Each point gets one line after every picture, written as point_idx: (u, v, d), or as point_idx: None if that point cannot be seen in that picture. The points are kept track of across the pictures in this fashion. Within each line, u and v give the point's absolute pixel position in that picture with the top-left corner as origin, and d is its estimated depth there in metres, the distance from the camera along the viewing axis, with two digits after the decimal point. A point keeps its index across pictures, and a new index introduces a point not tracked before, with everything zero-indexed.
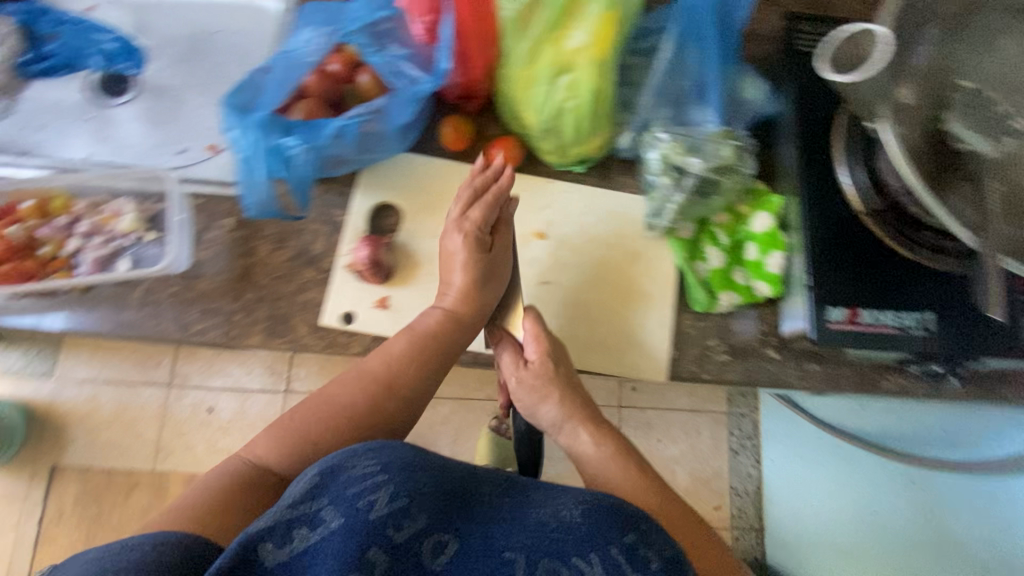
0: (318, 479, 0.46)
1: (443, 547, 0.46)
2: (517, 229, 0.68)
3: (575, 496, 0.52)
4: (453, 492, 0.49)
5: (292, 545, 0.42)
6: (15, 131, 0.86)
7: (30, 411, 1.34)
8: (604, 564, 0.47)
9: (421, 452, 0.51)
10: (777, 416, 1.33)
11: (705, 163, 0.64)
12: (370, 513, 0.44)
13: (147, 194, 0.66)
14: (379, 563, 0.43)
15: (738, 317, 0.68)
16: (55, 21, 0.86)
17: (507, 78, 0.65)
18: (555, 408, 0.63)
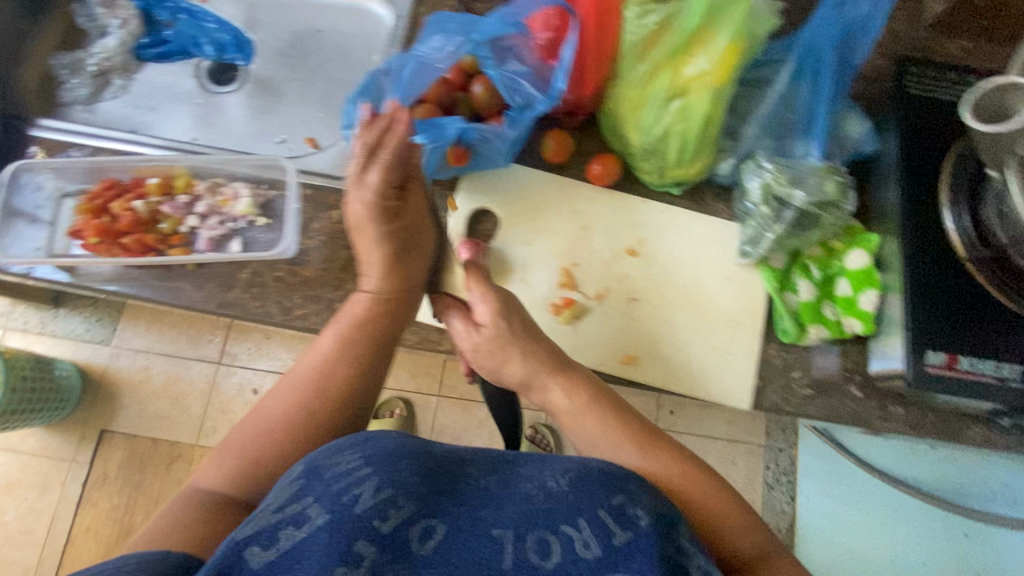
0: (299, 478, 0.45)
1: (432, 532, 0.41)
2: (611, 245, 0.69)
3: (561, 465, 0.48)
4: (438, 472, 0.46)
5: (276, 546, 0.39)
6: (128, 110, 0.90)
7: (86, 374, 1.39)
8: (593, 530, 0.42)
9: (402, 439, 0.49)
10: (814, 454, 1.31)
11: (808, 197, 0.64)
12: (355, 507, 0.41)
13: (261, 181, 0.69)
14: (367, 557, 0.39)
15: (822, 351, 0.68)
16: (174, 9, 0.91)
17: (617, 98, 0.66)
18: (519, 366, 0.61)
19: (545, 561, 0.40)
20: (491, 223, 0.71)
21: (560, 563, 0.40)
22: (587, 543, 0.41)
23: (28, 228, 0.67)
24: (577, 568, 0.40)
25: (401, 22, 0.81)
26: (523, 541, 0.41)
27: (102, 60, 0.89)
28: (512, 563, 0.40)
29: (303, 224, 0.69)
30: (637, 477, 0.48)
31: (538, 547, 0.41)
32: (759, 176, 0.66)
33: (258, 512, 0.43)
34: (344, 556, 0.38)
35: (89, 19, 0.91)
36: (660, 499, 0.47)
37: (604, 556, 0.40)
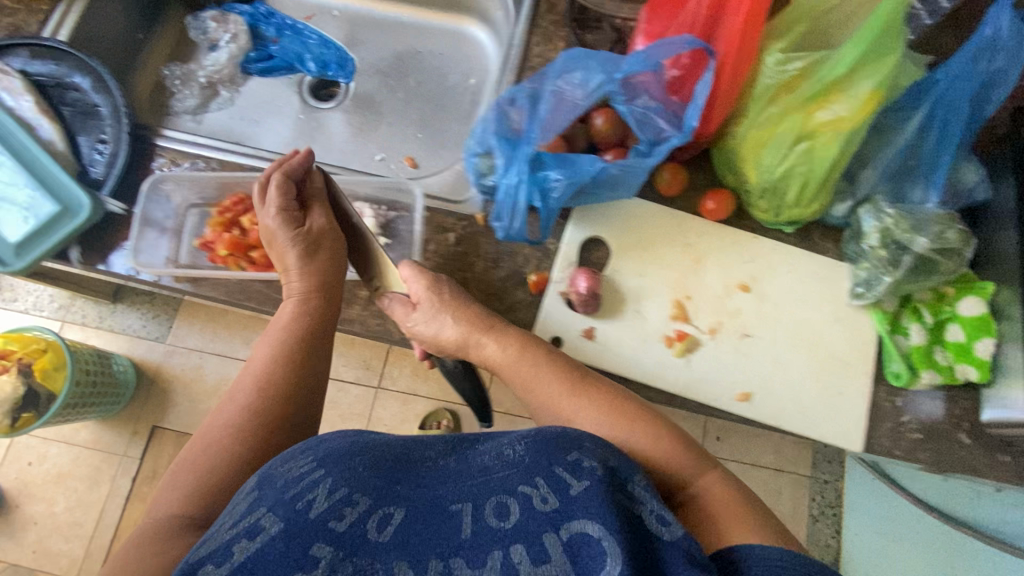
0: (253, 489, 0.44)
1: (389, 520, 0.41)
2: (722, 279, 0.70)
3: (517, 434, 0.48)
4: (397, 463, 0.46)
5: (231, 560, 0.37)
6: (232, 121, 0.92)
7: (140, 370, 1.37)
8: (551, 484, 0.42)
9: (353, 435, 0.49)
10: (862, 490, 1.32)
11: (929, 244, 0.65)
12: (310, 512, 0.40)
13: (381, 202, 0.74)
14: (325, 557, 0.37)
15: (928, 396, 0.67)
16: (279, 26, 0.96)
17: (738, 137, 0.68)
18: (453, 327, 0.62)
19: (503, 522, 0.41)
20: (602, 252, 0.71)
21: (518, 522, 0.40)
22: (544, 498, 0.41)
23: (156, 237, 0.69)
24: (539, 523, 0.40)
25: (512, 50, 0.83)
26: (481, 510, 0.42)
27: (212, 72, 0.93)
28: (471, 531, 0.40)
29: (422, 245, 0.70)
30: (591, 434, 0.47)
31: (495, 511, 0.41)
32: (878, 218, 0.67)
33: (213, 532, 0.41)
34: (301, 560, 0.37)
35: (201, 32, 0.95)
36: (614, 450, 0.46)
37: (563, 507, 0.40)
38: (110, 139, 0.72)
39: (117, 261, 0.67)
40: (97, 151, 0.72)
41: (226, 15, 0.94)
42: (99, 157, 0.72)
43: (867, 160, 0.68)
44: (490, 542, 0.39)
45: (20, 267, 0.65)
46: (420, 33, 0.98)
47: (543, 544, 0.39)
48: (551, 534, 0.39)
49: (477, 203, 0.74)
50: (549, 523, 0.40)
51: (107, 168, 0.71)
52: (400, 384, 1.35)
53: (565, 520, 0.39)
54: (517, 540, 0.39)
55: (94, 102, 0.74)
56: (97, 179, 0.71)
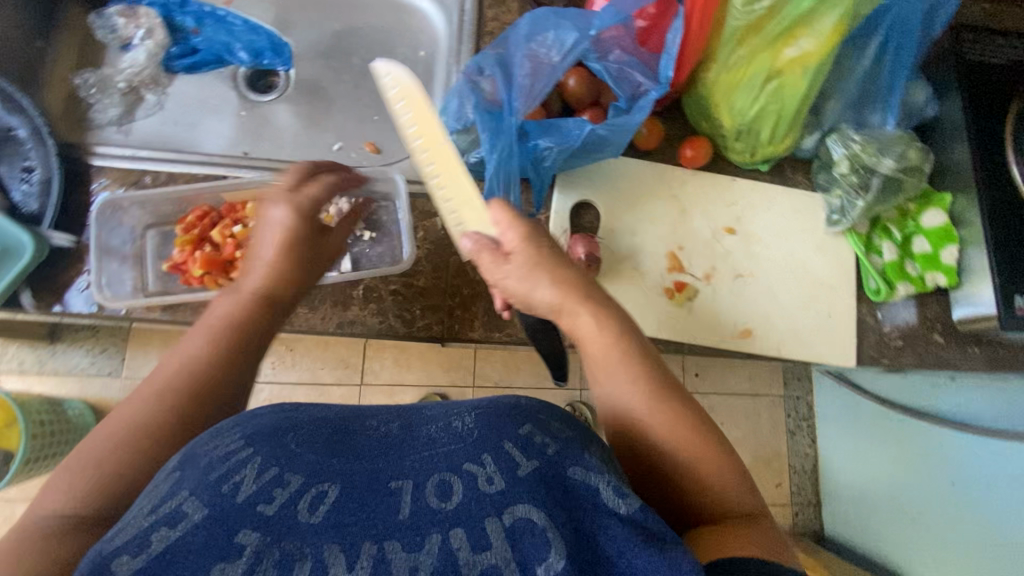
0: (173, 470, 0.35)
1: (323, 498, 0.34)
2: (709, 224, 0.72)
3: (465, 405, 0.43)
4: (333, 437, 0.39)
5: (147, 550, 0.30)
6: (165, 127, 0.83)
7: (99, 411, 1.22)
8: (499, 463, 0.36)
9: (286, 409, 0.42)
10: (830, 398, 1.40)
11: (895, 164, 0.69)
12: (236, 496, 0.33)
13: (359, 195, 0.70)
14: (250, 544, 0.30)
15: (905, 305, 0.72)
16: (197, 14, 0.86)
17: (708, 82, 0.68)
18: (551, 290, 0.51)
19: (445, 503, 0.34)
20: (593, 214, 0.71)
21: (462, 502, 0.34)
22: (490, 478, 0.35)
23: (118, 266, 0.65)
24: (483, 506, 0.34)
25: (463, 16, 0.79)
26: (422, 489, 0.35)
27: (131, 75, 0.83)
28: (410, 511, 0.33)
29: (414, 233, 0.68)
30: (547, 404, 0.43)
31: (438, 490, 0.35)
32: (846, 146, 0.70)
33: (124, 523, 0.32)
34: (223, 550, 0.30)
35: (108, 31, 0.84)
36: (573, 423, 0.42)
37: (509, 488, 0.34)
38: (36, 164, 0.65)
39: (74, 298, 0.61)
40: (25, 180, 0.65)
41: (135, 9, 0.84)
42: (29, 186, 0.65)
43: (831, 91, 0.70)
44: (429, 525, 0.33)
45: None
46: (357, 6, 0.91)
47: (484, 530, 0.32)
48: (494, 519, 0.33)
49: None
50: (493, 506, 0.34)
51: (41, 198, 0.64)
52: (386, 379, 1.30)
53: (509, 503, 0.34)
54: (458, 522, 0.33)
55: (8, 124, 0.65)
56: (32, 212, 0.64)
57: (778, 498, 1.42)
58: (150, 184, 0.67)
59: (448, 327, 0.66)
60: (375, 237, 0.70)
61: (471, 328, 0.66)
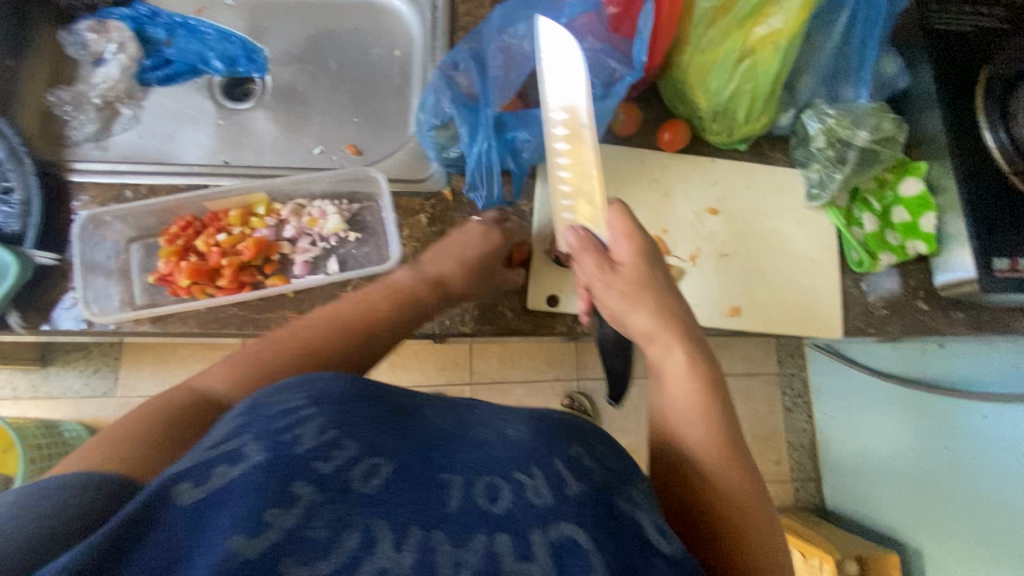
0: (237, 415, 0.35)
1: (376, 471, 0.33)
2: (692, 205, 0.73)
3: (516, 415, 0.42)
4: (391, 415, 0.39)
5: (209, 482, 0.30)
6: (144, 140, 0.82)
7: (96, 432, 1.21)
8: (547, 477, 0.35)
9: (354, 377, 0.40)
10: (825, 373, 1.42)
11: (870, 136, 0.70)
12: (296, 447, 0.32)
13: (342, 196, 0.71)
14: (305, 497, 0.30)
15: (888, 275, 0.74)
16: (169, 26, 0.86)
17: (681, 66, 0.68)
18: (649, 316, 0.55)
19: (493, 505, 0.33)
20: None
21: (509, 509, 0.33)
22: (539, 491, 0.34)
23: (103, 282, 0.65)
24: (528, 516, 0.33)
25: (436, 13, 0.80)
26: (472, 488, 0.34)
27: (105, 91, 0.83)
28: (459, 505, 0.33)
29: (400, 230, 0.68)
30: (594, 430, 0.44)
31: (486, 492, 0.34)
32: (821, 120, 0.71)
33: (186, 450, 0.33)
34: (279, 498, 0.30)
35: (80, 47, 0.84)
36: (618, 454, 0.42)
37: (556, 505, 0.34)
38: (13, 184, 0.64)
39: (62, 317, 0.61)
40: (4, 201, 0.64)
41: (105, 23, 0.84)
42: (8, 208, 0.63)
43: (804, 68, 0.71)
44: (477, 524, 0.32)
45: None
46: (330, 10, 0.91)
47: (528, 541, 0.32)
48: (539, 532, 0.32)
49: (440, 178, 0.72)
50: (538, 518, 0.33)
51: (25, 219, 0.63)
52: (383, 381, 1.31)
53: (555, 518, 0.33)
54: (505, 527, 0.32)
55: None
56: (15, 233, 0.63)
57: (779, 474, 1.43)
58: (131, 198, 0.66)
59: (439, 323, 0.65)
60: (362, 237, 0.70)
61: (461, 324, 0.65)
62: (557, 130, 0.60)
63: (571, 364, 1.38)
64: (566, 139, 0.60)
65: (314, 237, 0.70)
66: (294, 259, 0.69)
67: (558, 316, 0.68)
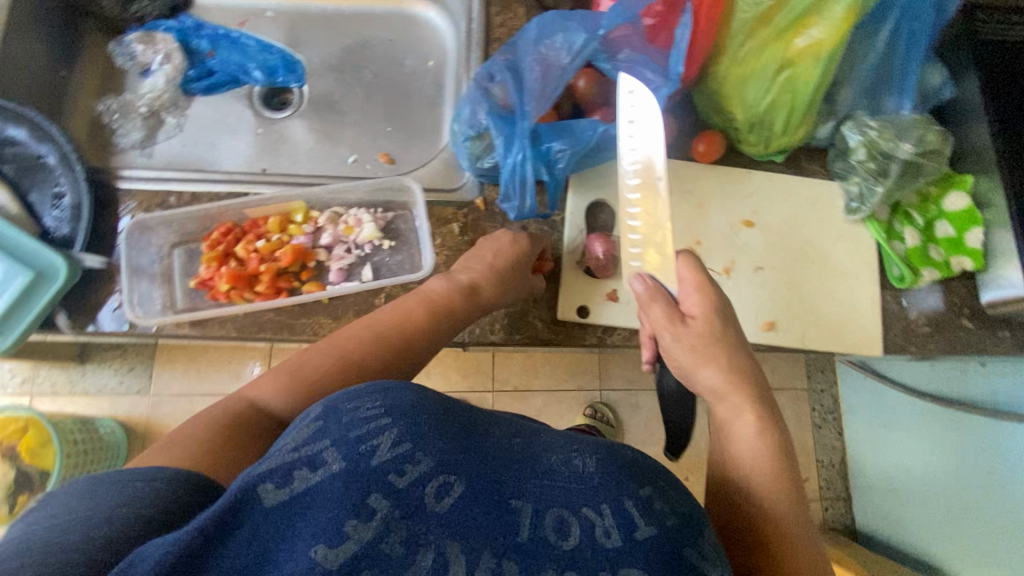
0: (317, 419, 0.39)
1: (448, 489, 0.36)
2: (727, 217, 0.72)
3: (585, 445, 0.42)
4: (460, 431, 0.40)
5: (290, 486, 0.35)
6: (186, 148, 0.85)
7: (129, 429, 1.24)
8: (617, 519, 0.36)
9: (420, 389, 0.43)
10: (857, 390, 1.38)
11: (914, 149, 0.68)
12: (372, 460, 0.36)
13: (376, 204, 0.72)
14: (381, 510, 0.34)
15: (930, 291, 0.71)
16: (212, 37, 0.89)
17: (717, 76, 0.67)
18: (718, 372, 0.57)
19: (562, 541, 0.35)
20: (608, 213, 0.71)
21: (578, 546, 0.35)
22: (608, 532, 0.36)
23: (147, 285, 0.67)
24: (597, 557, 0.35)
25: (471, 24, 0.81)
26: (541, 518, 0.36)
27: (151, 100, 0.86)
28: (528, 537, 0.35)
29: (433, 239, 0.68)
30: (665, 471, 0.42)
31: (556, 526, 0.36)
32: (862, 132, 0.69)
33: (274, 450, 0.38)
34: (356, 506, 0.34)
35: (129, 58, 0.87)
36: (687, 495, 0.41)
37: (625, 550, 0.35)
38: (66, 190, 0.67)
39: (107, 319, 0.63)
40: (56, 206, 0.68)
41: (152, 35, 0.87)
42: (60, 212, 0.67)
43: (844, 79, 0.70)
44: (546, 559, 0.34)
45: (7, 345, 0.62)
46: (365, 21, 0.93)
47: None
48: (608, 575, 0.34)
49: (472, 187, 0.72)
50: (607, 563, 0.35)
51: (72, 222, 0.66)
52: None
53: (625, 564, 0.35)
54: (574, 565, 0.34)
55: (39, 153, 0.69)
56: (65, 236, 0.66)
57: (807, 492, 1.39)
58: (175, 204, 0.68)
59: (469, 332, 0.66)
60: (395, 246, 0.71)
61: (490, 332, 0.66)
62: (630, 195, 0.63)
63: (594, 374, 1.36)
64: (638, 193, 0.62)
65: (349, 244, 0.72)
66: (330, 266, 0.71)
67: (588, 327, 0.67)
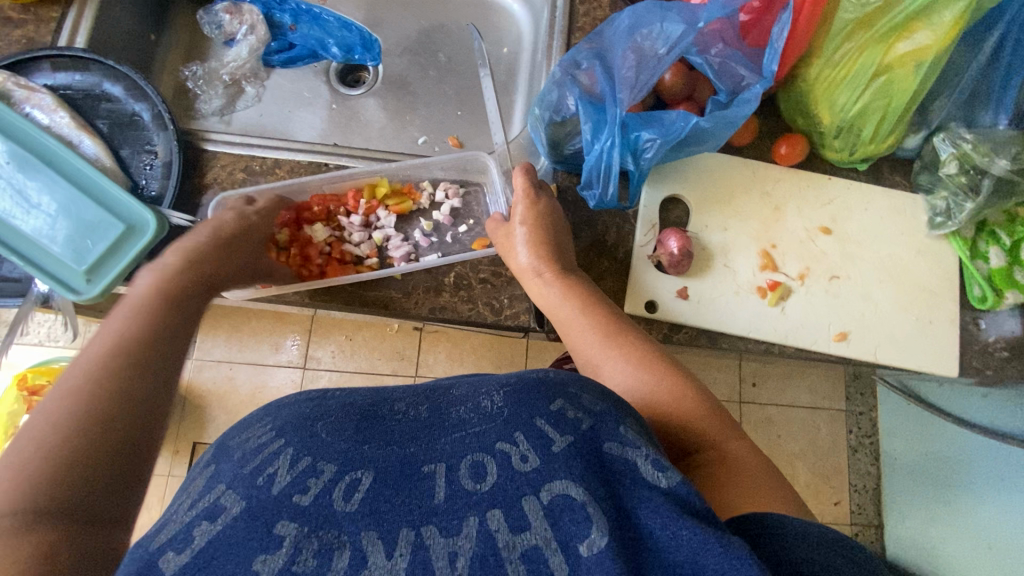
0: (211, 465, 0.40)
1: (357, 485, 0.37)
2: (806, 223, 0.70)
3: (495, 384, 0.45)
4: (361, 423, 0.42)
5: (191, 546, 0.33)
6: (262, 117, 0.87)
7: None
8: (531, 441, 0.39)
9: (312, 400, 0.46)
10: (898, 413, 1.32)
11: (1011, 164, 0.66)
12: (272, 488, 0.36)
13: (466, 182, 0.75)
14: (289, 535, 0.34)
15: (1012, 314, 0.68)
16: (295, 12, 0.90)
17: (810, 79, 0.67)
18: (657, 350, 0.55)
19: (480, 484, 0.37)
20: (681, 210, 0.70)
21: (497, 483, 0.37)
22: (524, 456, 0.38)
23: None
24: (518, 485, 0.37)
25: (555, 13, 0.80)
26: (455, 472, 0.38)
27: (234, 69, 0.87)
28: (445, 496, 0.37)
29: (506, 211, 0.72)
30: (580, 378, 0.44)
31: (471, 472, 0.38)
32: (956, 145, 0.68)
33: (166, 521, 0.36)
34: (264, 541, 0.33)
35: (214, 27, 0.89)
36: (604, 395, 0.44)
37: (544, 466, 0.37)
38: (158, 148, 0.70)
39: None
40: (148, 163, 0.71)
41: (239, 6, 0.88)
42: (150, 169, 0.70)
43: (940, 89, 0.69)
44: (465, 508, 0.36)
45: (95, 293, 0.64)
46: (443, 6, 0.94)
47: (522, 510, 0.36)
48: (531, 498, 0.36)
49: (547, 174, 0.71)
50: (529, 485, 0.37)
51: (163, 179, 0.69)
52: (439, 372, 1.32)
53: (545, 481, 0.37)
54: (495, 504, 0.36)
55: (132, 111, 0.72)
56: (153, 193, 0.69)
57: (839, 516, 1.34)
58: (258, 170, 0.71)
59: (534, 317, 0.66)
60: (470, 226, 0.74)
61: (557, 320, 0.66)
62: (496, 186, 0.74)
63: None
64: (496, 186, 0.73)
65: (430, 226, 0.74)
66: (431, 235, 0.73)
67: (656, 323, 0.66)
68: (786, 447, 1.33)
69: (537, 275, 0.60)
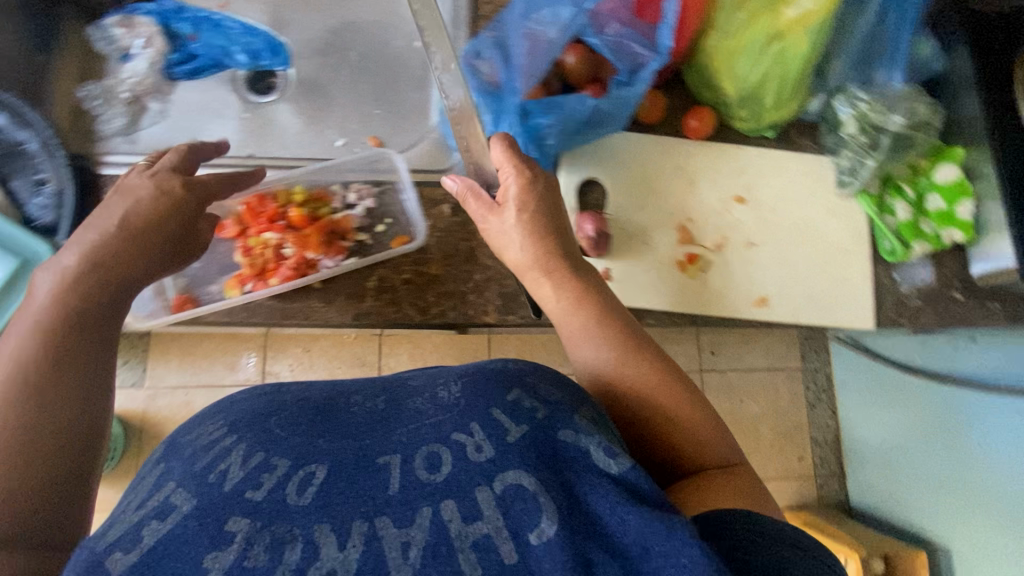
0: (160, 463, 0.39)
1: (311, 479, 0.35)
2: (721, 194, 0.71)
3: (453, 374, 0.44)
4: (316, 417, 0.40)
5: (141, 545, 0.31)
6: (172, 133, 0.84)
7: (126, 421, 1.24)
8: (487, 430, 0.37)
9: (267, 396, 0.44)
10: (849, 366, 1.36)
11: (903, 121, 0.68)
12: (224, 485, 0.34)
13: (377, 180, 0.73)
14: (241, 531, 0.32)
15: (922, 264, 0.70)
16: (195, 20, 0.87)
17: (707, 52, 0.68)
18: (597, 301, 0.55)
19: (435, 474, 0.36)
20: (598, 192, 0.70)
21: (451, 473, 0.36)
22: (479, 446, 0.37)
23: None
24: (471, 475, 0.35)
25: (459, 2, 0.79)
26: (410, 462, 0.36)
27: (134, 85, 0.84)
28: (399, 487, 0.35)
29: (423, 207, 0.70)
30: (537, 368, 0.44)
31: (427, 463, 0.36)
32: (853, 105, 0.70)
33: (114, 519, 0.35)
34: (215, 539, 0.32)
35: (108, 43, 0.85)
36: (562, 384, 0.44)
37: (498, 456, 0.36)
38: (48, 176, 0.67)
39: None
40: (37, 193, 0.67)
41: (133, 19, 0.85)
42: (42, 200, 0.67)
43: (834, 52, 0.70)
44: (418, 498, 0.34)
45: None
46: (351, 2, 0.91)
47: (475, 500, 0.34)
48: (484, 488, 0.35)
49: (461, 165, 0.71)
50: (483, 475, 0.35)
51: (56, 210, 0.66)
52: None
53: (498, 471, 0.35)
54: (449, 494, 0.35)
55: (17, 140, 0.68)
56: (48, 225, 0.66)
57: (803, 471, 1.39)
58: None
59: (462, 313, 0.66)
60: (389, 225, 0.72)
61: (485, 313, 0.66)
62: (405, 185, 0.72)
63: None
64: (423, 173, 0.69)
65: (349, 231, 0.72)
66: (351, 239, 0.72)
67: None
68: (745, 411, 1.37)
69: (532, 272, 0.58)
